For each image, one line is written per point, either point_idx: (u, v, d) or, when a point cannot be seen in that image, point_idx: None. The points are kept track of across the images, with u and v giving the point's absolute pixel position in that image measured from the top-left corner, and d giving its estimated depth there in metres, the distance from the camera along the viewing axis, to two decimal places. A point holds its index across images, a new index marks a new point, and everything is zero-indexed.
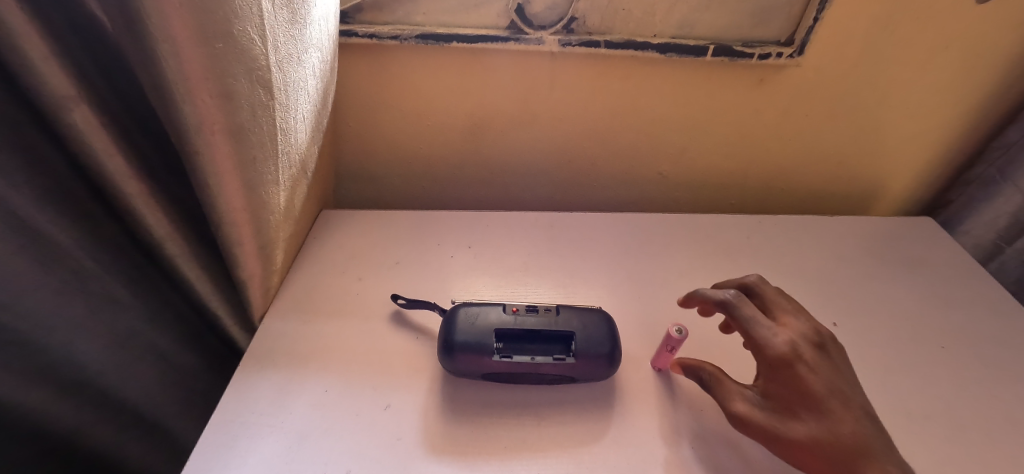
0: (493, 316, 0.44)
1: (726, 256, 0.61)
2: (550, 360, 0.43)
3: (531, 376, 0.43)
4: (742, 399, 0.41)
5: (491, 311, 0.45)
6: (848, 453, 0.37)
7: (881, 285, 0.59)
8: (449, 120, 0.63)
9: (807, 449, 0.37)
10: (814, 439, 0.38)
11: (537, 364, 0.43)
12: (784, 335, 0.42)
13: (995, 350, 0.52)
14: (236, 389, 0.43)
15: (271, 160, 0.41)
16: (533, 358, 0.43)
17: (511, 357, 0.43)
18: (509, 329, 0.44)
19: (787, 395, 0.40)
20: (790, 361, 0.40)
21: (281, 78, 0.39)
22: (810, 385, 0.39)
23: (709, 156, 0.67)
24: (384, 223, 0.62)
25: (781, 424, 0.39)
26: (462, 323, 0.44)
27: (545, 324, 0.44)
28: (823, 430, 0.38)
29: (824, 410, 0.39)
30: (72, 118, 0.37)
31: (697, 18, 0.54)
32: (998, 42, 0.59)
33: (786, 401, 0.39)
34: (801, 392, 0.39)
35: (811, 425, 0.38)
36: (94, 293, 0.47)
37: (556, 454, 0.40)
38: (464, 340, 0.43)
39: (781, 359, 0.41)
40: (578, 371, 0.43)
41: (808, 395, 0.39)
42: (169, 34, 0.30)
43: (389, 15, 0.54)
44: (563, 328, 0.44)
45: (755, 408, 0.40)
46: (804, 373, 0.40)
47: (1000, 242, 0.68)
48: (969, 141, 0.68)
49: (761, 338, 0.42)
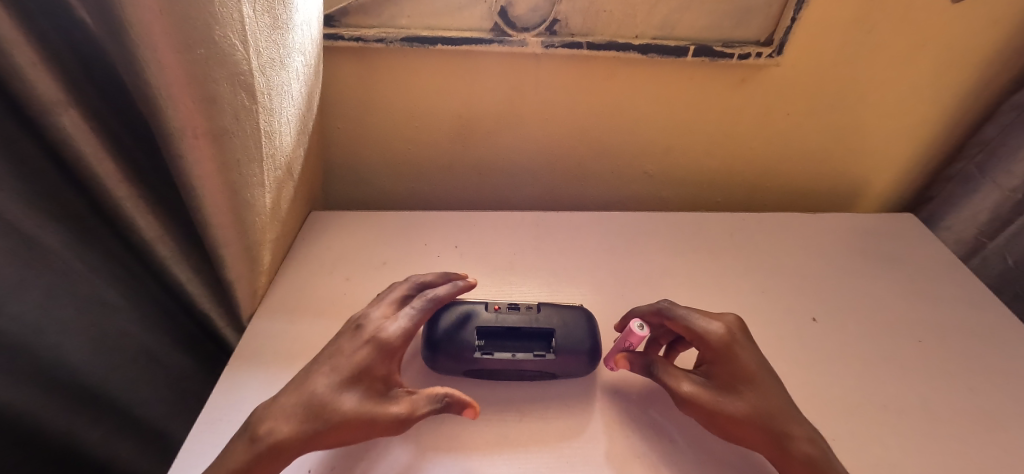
0: (475, 314, 0.45)
1: (709, 253, 0.62)
2: (531, 357, 0.44)
3: (512, 372, 0.44)
4: (688, 379, 0.42)
5: (472, 308, 0.46)
6: (784, 423, 0.40)
7: (861, 281, 0.60)
8: (434, 122, 0.64)
9: (749, 420, 0.39)
10: (755, 411, 0.40)
11: (518, 361, 0.44)
12: (719, 324, 0.45)
13: (970, 344, 0.53)
14: (222, 389, 0.44)
15: (255, 163, 0.42)
16: (514, 354, 0.44)
17: (493, 354, 0.44)
18: (490, 326, 0.45)
19: (726, 375, 0.42)
20: (726, 345, 0.43)
21: (264, 82, 0.39)
22: (744, 364, 0.42)
23: (694, 155, 0.68)
24: (371, 223, 0.63)
25: (722, 397, 0.40)
26: (443, 321, 0.45)
27: (526, 321, 0.45)
28: (760, 404, 0.40)
29: (758, 383, 0.41)
30: (61, 122, 0.38)
31: (678, 19, 0.55)
32: (976, 41, 0.59)
33: (724, 379, 0.42)
34: (738, 372, 0.42)
35: (748, 398, 0.40)
36: (81, 295, 0.48)
37: (537, 449, 0.41)
38: (446, 337, 0.44)
39: (718, 343, 0.43)
40: (558, 367, 0.44)
41: (743, 372, 0.42)
42: (150, 40, 0.30)
43: (374, 19, 0.55)
44: (544, 326, 0.45)
45: (698, 385, 0.41)
46: (738, 355, 0.43)
47: (981, 238, 0.70)
48: (950, 139, 0.69)
49: (700, 328, 0.44)
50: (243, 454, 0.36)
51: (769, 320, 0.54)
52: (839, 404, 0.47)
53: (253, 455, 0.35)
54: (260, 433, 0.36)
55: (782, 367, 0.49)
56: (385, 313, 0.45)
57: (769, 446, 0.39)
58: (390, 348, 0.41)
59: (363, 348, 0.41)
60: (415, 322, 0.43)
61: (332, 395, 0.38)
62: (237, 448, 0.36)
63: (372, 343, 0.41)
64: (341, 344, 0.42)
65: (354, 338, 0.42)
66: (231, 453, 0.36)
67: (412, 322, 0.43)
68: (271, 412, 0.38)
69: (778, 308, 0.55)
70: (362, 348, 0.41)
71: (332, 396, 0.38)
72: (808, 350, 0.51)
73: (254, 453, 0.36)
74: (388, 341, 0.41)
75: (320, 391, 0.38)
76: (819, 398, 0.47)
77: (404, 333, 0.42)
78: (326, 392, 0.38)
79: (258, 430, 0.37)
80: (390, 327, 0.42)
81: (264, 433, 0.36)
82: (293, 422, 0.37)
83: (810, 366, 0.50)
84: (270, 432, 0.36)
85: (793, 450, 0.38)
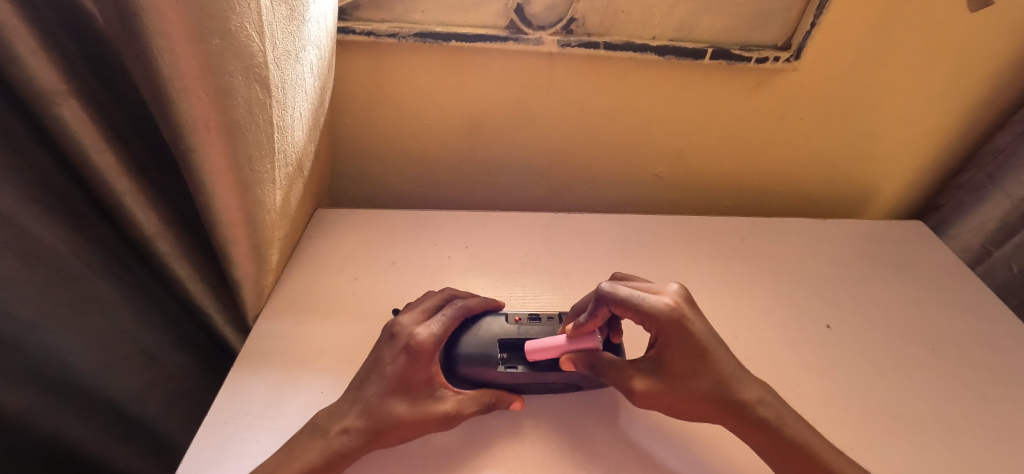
0: (496, 327, 0.44)
1: (721, 258, 0.61)
2: (556, 369, 0.42)
3: (537, 386, 0.43)
4: (637, 374, 0.40)
5: (492, 322, 0.45)
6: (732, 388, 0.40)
7: (873, 287, 0.59)
8: (445, 120, 0.63)
9: (708, 401, 0.39)
10: (705, 387, 0.39)
11: (543, 374, 0.42)
12: (667, 299, 0.40)
13: (984, 352, 0.53)
14: (229, 390, 0.43)
15: (267, 158, 0.40)
16: (539, 367, 0.43)
17: (517, 368, 0.42)
18: (513, 339, 0.44)
19: (681, 360, 0.40)
20: (674, 322, 0.39)
21: (279, 75, 0.38)
22: (700, 342, 0.40)
23: (706, 157, 0.68)
24: (379, 222, 0.62)
25: (672, 381, 0.40)
26: (462, 334, 0.44)
27: (548, 332, 0.44)
28: (710, 378, 0.40)
29: (714, 358, 0.40)
30: (62, 113, 0.36)
31: (695, 21, 0.55)
32: (991, 49, 0.59)
33: (675, 364, 0.40)
34: (689, 350, 0.40)
35: (705, 379, 0.40)
36: (78, 292, 0.46)
37: (554, 455, 0.40)
38: (469, 352, 0.42)
39: (668, 325, 0.39)
40: (584, 378, 0.43)
41: (698, 351, 0.40)
42: (163, 28, 0.29)
43: (387, 13, 0.53)
44: None
45: (648, 376, 0.40)
46: (691, 331, 0.40)
47: (987, 246, 0.70)
48: (960, 147, 0.69)
49: (648, 311, 0.40)
50: (315, 452, 0.36)
51: (784, 326, 0.53)
52: (856, 413, 0.46)
53: (324, 455, 0.36)
54: (327, 436, 0.37)
55: (797, 374, 0.49)
56: (416, 319, 0.44)
57: (732, 421, 0.39)
58: (426, 353, 0.41)
59: (401, 354, 0.40)
60: (448, 328, 0.43)
61: (384, 401, 0.39)
62: (308, 446, 0.37)
63: (408, 349, 0.41)
64: (381, 351, 0.42)
65: (392, 345, 0.41)
66: (302, 453, 0.36)
67: (445, 329, 0.42)
68: (333, 414, 0.39)
69: (791, 315, 0.55)
70: (400, 356, 0.40)
71: (383, 402, 0.39)
72: (823, 357, 0.51)
73: (325, 453, 0.36)
74: (424, 347, 0.41)
75: (370, 397, 0.39)
76: (836, 406, 0.46)
77: (439, 338, 0.42)
78: (378, 398, 0.39)
79: (325, 432, 0.37)
80: (424, 332, 0.42)
81: (331, 435, 0.37)
82: (354, 425, 0.38)
83: (825, 373, 0.49)
84: (336, 434, 0.37)
85: (749, 413, 0.39)
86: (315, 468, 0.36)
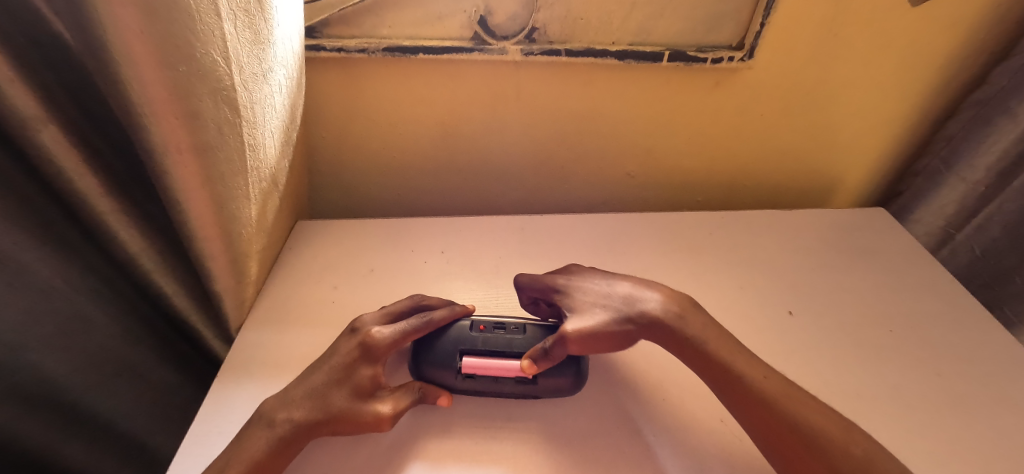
0: (459, 336, 0.46)
1: (690, 252, 0.63)
2: (510, 380, 0.44)
3: (495, 393, 0.45)
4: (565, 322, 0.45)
5: (457, 331, 0.46)
6: (645, 307, 0.46)
7: (836, 274, 0.62)
8: (419, 129, 0.65)
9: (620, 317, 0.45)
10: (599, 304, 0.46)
11: (498, 383, 0.44)
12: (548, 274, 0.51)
13: (939, 331, 0.55)
14: (212, 400, 0.44)
15: (240, 176, 0.42)
16: (494, 377, 0.44)
17: (474, 378, 0.44)
18: (473, 348, 0.45)
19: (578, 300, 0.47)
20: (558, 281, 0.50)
21: (247, 96, 0.40)
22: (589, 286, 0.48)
23: (673, 155, 0.70)
24: (357, 231, 0.64)
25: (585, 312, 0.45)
26: (430, 342, 0.46)
27: (508, 343, 0.45)
28: (621, 306, 0.46)
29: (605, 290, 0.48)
30: (42, 138, 0.38)
31: (652, 26, 0.57)
32: (935, 41, 0.62)
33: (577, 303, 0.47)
34: (579, 291, 0.48)
35: (607, 303, 0.46)
36: (60, 311, 0.48)
37: (524, 448, 0.42)
38: (432, 356, 0.45)
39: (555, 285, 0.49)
40: (539, 390, 0.44)
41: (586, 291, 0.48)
42: (131, 58, 0.31)
43: (355, 29, 0.55)
44: (525, 348, 0.45)
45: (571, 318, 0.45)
46: (574, 282, 0.49)
47: (949, 229, 0.72)
48: (918, 135, 0.71)
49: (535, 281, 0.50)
50: (260, 441, 0.38)
51: (748, 315, 0.55)
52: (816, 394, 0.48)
53: (266, 443, 0.38)
54: (272, 426, 0.39)
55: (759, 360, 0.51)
56: (378, 320, 0.46)
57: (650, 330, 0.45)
58: (377, 353, 0.43)
59: (354, 351, 0.43)
60: (408, 334, 0.45)
61: (328, 393, 0.41)
62: (253, 435, 0.38)
63: (362, 347, 0.43)
64: (337, 345, 0.44)
65: (349, 340, 0.44)
66: (247, 443, 0.38)
67: (404, 333, 0.44)
68: (280, 403, 0.40)
69: (756, 303, 0.57)
70: (355, 350, 0.43)
71: (327, 394, 0.41)
72: (786, 342, 0.53)
73: (269, 442, 0.38)
74: (378, 346, 0.43)
75: (317, 389, 0.41)
76: None
77: (394, 340, 0.44)
78: (323, 390, 0.41)
79: (271, 419, 0.39)
80: (380, 333, 0.44)
81: (276, 422, 0.39)
82: (299, 414, 0.40)
83: (786, 356, 0.51)
84: (281, 422, 0.39)
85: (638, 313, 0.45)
86: (256, 456, 0.37)
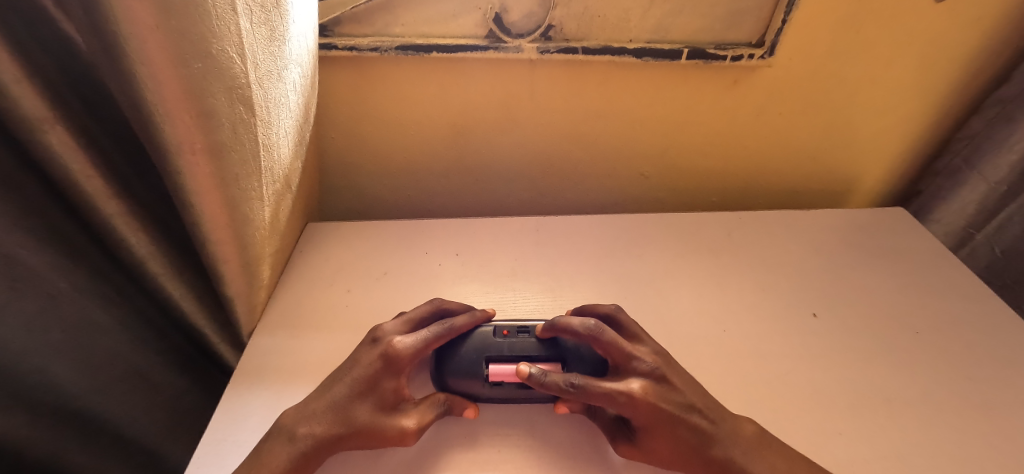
0: (483, 342, 0.44)
1: (708, 253, 0.62)
2: (541, 385, 0.42)
3: (524, 399, 0.44)
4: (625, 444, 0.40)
5: (480, 337, 0.45)
6: (733, 451, 0.39)
7: (859, 275, 0.60)
8: (431, 129, 0.63)
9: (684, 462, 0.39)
10: (674, 452, 0.39)
11: (528, 389, 0.43)
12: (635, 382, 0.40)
13: (967, 333, 0.54)
14: (225, 408, 0.43)
15: (254, 177, 0.41)
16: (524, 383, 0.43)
17: (502, 384, 0.43)
18: (499, 354, 0.44)
19: (656, 437, 0.39)
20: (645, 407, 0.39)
21: (262, 94, 0.39)
22: (673, 417, 0.39)
23: (689, 155, 0.69)
24: (369, 234, 0.62)
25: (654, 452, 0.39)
26: (453, 348, 0.44)
27: (535, 346, 0.44)
28: (697, 441, 0.39)
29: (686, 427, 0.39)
30: (49, 139, 0.37)
31: (671, 23, 0.56)
32: (957, 38, 0.61)
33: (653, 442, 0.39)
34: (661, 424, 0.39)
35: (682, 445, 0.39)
36: (68, 317, 0.46)
37: (550, 457, 0.40)
38: (455, 365, 0.43)
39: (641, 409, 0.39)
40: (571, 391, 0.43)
41: (670, 426, 0.39)
42: (146, 54, 0.30)
43: (368, 27, 0.54)
44: (553, 350, 0.44)
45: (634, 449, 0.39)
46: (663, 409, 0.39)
47: (970, 229, 0.71)
48: (937, 133, 0.70)
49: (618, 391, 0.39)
50: (282, 455, 0.37)
51: (771, 318, 0.54)
52: (844, 399, 0.47)
53: (287, 458, 0.37)
54: (293, 440, 0.38)
55: (784, 364, 0.49)
56: (399, 329, 0.45)
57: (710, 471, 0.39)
58: (400, 364, 0.42)
59: (376, 362, 0.42)
60: (431, 342, 0.43)
61: (350, 406, 0.40)
62: (273, 449, 0.37)
63: (384, 358, 0.42)
64: (358, 356, 0.43)
65: (370, 350, 0.43)
66: (266, 458, 0.37)
67: (427, 342, 0.43)
68: (301, 416, 0.39)
69: (778, 305, 0.56)
70: (377, 362, 0.42)
71: (349, 407, 0.39)
72: (811, 345, 0.52)
73: (291, 457, 0.37)
74: (401, 357, 0.42)
75: (339, 401, 0.40)
76: (824, 393, 0.47)
77: (417, 350, 0.42)
78: (344, 403, 0.40)
79: (292, 433, 0.38)
80: (402, 342, 0.42)
81: (297, 437, 0.38)
82: (320, 428, 0.39)
83: (812, 361, 0.50)
84: (302, 437, 0.38)
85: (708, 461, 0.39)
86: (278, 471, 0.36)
